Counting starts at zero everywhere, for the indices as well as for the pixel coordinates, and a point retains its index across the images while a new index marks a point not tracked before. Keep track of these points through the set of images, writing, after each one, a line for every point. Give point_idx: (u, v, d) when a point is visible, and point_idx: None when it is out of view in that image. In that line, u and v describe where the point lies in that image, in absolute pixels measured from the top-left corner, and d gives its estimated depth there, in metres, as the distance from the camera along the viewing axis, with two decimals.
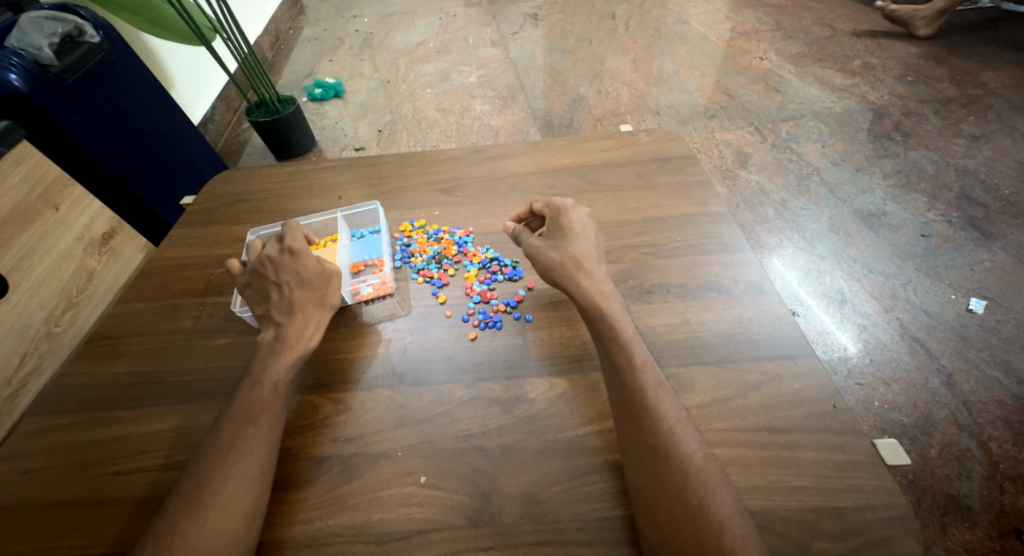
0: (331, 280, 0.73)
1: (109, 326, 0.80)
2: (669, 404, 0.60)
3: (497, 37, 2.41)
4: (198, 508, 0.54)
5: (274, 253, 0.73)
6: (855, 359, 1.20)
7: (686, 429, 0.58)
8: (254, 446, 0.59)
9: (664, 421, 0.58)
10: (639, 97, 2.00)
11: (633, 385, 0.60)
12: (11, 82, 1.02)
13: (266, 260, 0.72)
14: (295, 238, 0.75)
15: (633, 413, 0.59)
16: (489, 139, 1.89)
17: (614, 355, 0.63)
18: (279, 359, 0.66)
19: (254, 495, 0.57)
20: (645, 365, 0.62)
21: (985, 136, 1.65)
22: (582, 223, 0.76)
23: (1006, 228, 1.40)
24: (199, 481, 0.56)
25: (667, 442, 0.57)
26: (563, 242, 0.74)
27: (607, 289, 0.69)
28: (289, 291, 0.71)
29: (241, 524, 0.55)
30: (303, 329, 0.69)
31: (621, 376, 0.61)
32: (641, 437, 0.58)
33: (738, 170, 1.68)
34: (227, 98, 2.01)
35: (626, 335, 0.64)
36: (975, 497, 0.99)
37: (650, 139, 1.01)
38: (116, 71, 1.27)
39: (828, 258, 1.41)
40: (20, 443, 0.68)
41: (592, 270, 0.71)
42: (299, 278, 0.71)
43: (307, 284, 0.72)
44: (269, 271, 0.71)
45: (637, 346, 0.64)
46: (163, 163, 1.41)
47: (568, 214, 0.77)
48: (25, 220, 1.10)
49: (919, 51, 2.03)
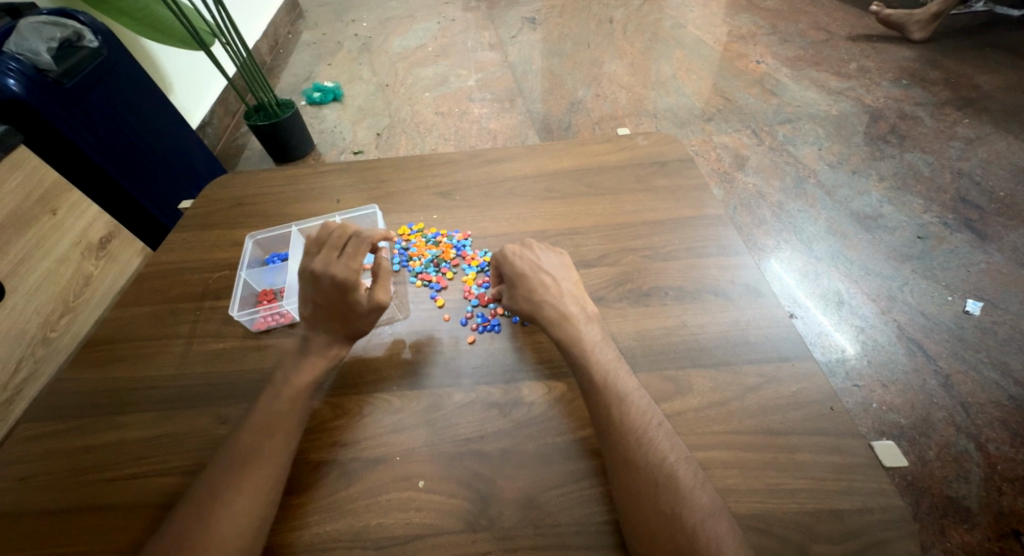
0: (369, 314, 0.69)
1: (107, 330, 0.80)
2: (636, 412, 0.60)
3: (495, 41, 2.42)
4: (207, 518, 0.54)
5: (322, 276, 0.68)
6: (853, 361, 1.20)
7: (657, 434, 0.58)
8: (269, 459, 0.59)
9: (631, 433, 0.58)
10: (637, 100, 2.01)
11: (598, 404, 0.61)
12: (10, 87, 1.02)
13: (315, 277, 0.68)
14: (351, 268, 0.68)
15: (603, 428, 0.60)
16: (488, 142, 1.90)
17: (581, 371, 0.64)
18: (301, 370, 0.66)
19: (264, 506, 0.56)
20: (613, 379, 0.62)
21: (980, 139, 1.66)
22: (525, 261, 0.75)
23: (1002, 230, 1.41)
24: (209, 491, 0.56)
25: (638, 452, 0.57)
26: (516, 287, 0.73)
27: (571, 312, 0.70)
28: (325, 315, 0.69)
29: (248, 535, 0.55)
30: (329, 347, 0.68)
31: (588, 395, 0.62)
32: (612, 449, 0.58)
33: (736, 172, 1.68)
34: (225, 101, 2.01)
35: (590, 354, 0.65)
36: (973, 499, 0.99)
37: (647, 142, 1.01)
38: (115, 76, 1.27)
39: (825, 260, 1.41)
40: (16, 448, 0.67)
41: (553, 298, 0.71)
42: (340, 311, 0.68)
43: (345, 315, 0.69)
44: (314, 292, 0.69)
45: (605, 360, 0.64)
46: (160, 168, 1.42)
47: (508, 258, 0.76)
48: (23, 226, 1.05)
49: (914, 54, 2.05)
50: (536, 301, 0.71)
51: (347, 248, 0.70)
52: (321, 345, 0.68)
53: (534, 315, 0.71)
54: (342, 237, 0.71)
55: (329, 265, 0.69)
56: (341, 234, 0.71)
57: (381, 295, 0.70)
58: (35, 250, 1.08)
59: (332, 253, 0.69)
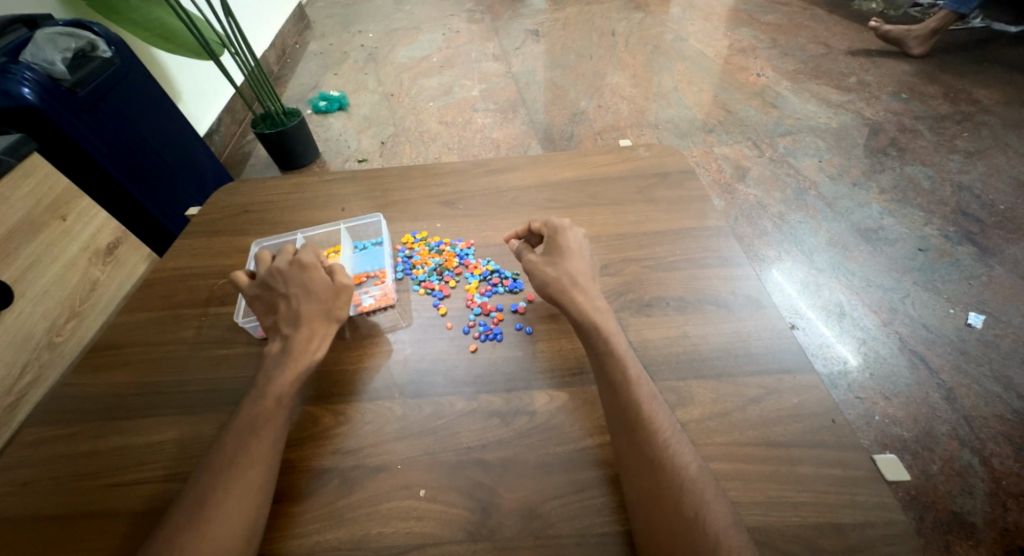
0: (338, 296, 0.73)
1: (111, 336, 0.80)
2: (661, 418, 0.60)
3: (499, 52, 2.45)
4: (199, 521, 0.55)
5: (283, 267, 0.74)
6: (855, 373, 1.20)
7: (681, 442, 0.59)
8: (255, 461, 0.59)
9: (657, 438, 0.59)
10: (638, 112, 2.02)
11: (626, 401, 0.61)
12: (24, 96, 1.04)
13: (278, 273, 0.73)
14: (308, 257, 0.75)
15: (627, 427, 0.60)
16: (491, 152, 1.91)
17: (608, 370, 0.64)
18: (286, 371, 0.67)
19: (255, 508, 0.57)
20: (639, 379, 0.63)
21: (979, 153, 1.67)
22: (578, 241, 0.78)
23: (1003, 243, 1.42)
24: (202, 496, 0.57)
25: (663, 456, 0.57)
26: (560, 259, 0.75)
27: (600, 304, 0.71)
28: (295, 302, 0.72)
29: (239, 540, 0.55)
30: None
31: (618, 391, 0.62)
32: (636, 449, 0.58)
33: (737, 184, 1.69)
34: (232, 110, 2.04)
35: (619, 351, 0.65)
36: (977, 514, 0.99)
37: (649, 153, 1.02)
38: (126, 85, 1.29)
39: (826, 271, 1.42)
40: (19, 453, 0.68)
41: (586, 287, 0.72)
42: (307, 292, 0.72)
43: (314, 297, 0.72)
44: (282, 285, 0.72)
45: (630, 360, 0.65)
46: (168, 175, 1.43)
47: (565, 232, 0.78)
48: (33, 231, 1.05)
49: (913, 68, 2.07)
50: (573, 285, 0.72)
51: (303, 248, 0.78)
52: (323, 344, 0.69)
53: (563, 296, 0.72)
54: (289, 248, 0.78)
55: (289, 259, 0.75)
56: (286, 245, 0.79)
57: (343, 277, 0.74)
58: (45, 255, 1.08)
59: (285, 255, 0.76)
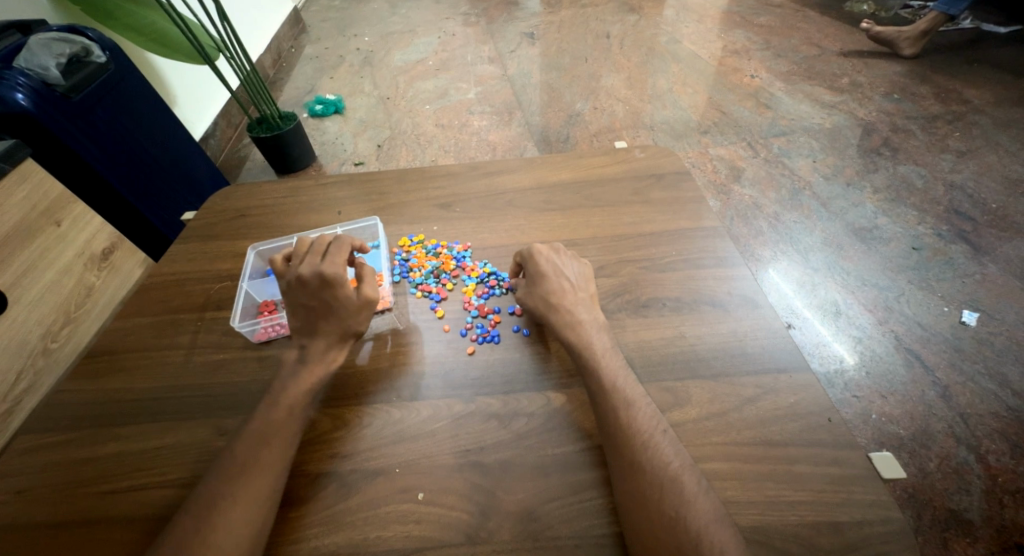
0: (360, 312, 0.72)
1: (107, 342, 0.80)
2: (642, 418, 0.61)
3: (494, 55, 2.46)
4: (199, 527, 0.55)
5: (308, 278, 0.70)
6: (851, 372, 1.21)
7: (663, 440, 0.59)
8: (252, 465, 0.59)
9: (638, 438, 0.59)
10: (634, 113, 2.03)
11: (604, 405, 0.62)
12: (17, 101, 1.03)
13: (303, 281, 0.70)
14: (336, 267, 0.71)
15: (607, 430, 0.61)
16: (487, 154, 1.92)
17: (589, 377, 0.65)
18: (282, 376, 0.67)
19: (254, 513, 0.57)
20: (619, 383, 0.64)
21: (971, 152, 1.68)
22: (551, 262, 0.77)
23: (996, 242, 1.43)
24: (202, 502, 0.57)
25: (643, 456, 0.58)
26: (535, 286, 0.75)
27: (580, 318, 0.71)
28: (315, 313, 0.71)
29: (237, 545, 0.55)
30: (325, 352, 0.69)
31: (596, 396, 0.63)
32: (617, 451, 0.59)
33: (732, 184, 1.70)
34: (228, 114, 2.04)
35: (595, 360, 0.66)
36: (974, 511, 0.99)
37: (644, 155, 1.02)
38: (120, 90, 1.29)
39: (822, 271, 1.42)
40: (14, 461, 0.67)
41: (564, 305, 0.72)
42: (327, 307, 0.70)
43: (332, 312, 0.71)
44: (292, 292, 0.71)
45: (609, 369, 0.65)
46: (164, 180, 1.43)
47: (536, 256, 0.77)
48: (28, 237, 1.05)
49: (905, 69, 2.09)
50: (552, 305, 0.72)
51: (330, 251, 0.73)
52: (319, 349, 0.69)
53: (545, 316, 0.72)
54: (323, 244, 0.75)
55: (314, 268, 0.71)
56: (321, 243, 0.75)
57: (369, 291, 0.73)
58: (39, 261, 1.08)
59: (314, 258, 0.72)
